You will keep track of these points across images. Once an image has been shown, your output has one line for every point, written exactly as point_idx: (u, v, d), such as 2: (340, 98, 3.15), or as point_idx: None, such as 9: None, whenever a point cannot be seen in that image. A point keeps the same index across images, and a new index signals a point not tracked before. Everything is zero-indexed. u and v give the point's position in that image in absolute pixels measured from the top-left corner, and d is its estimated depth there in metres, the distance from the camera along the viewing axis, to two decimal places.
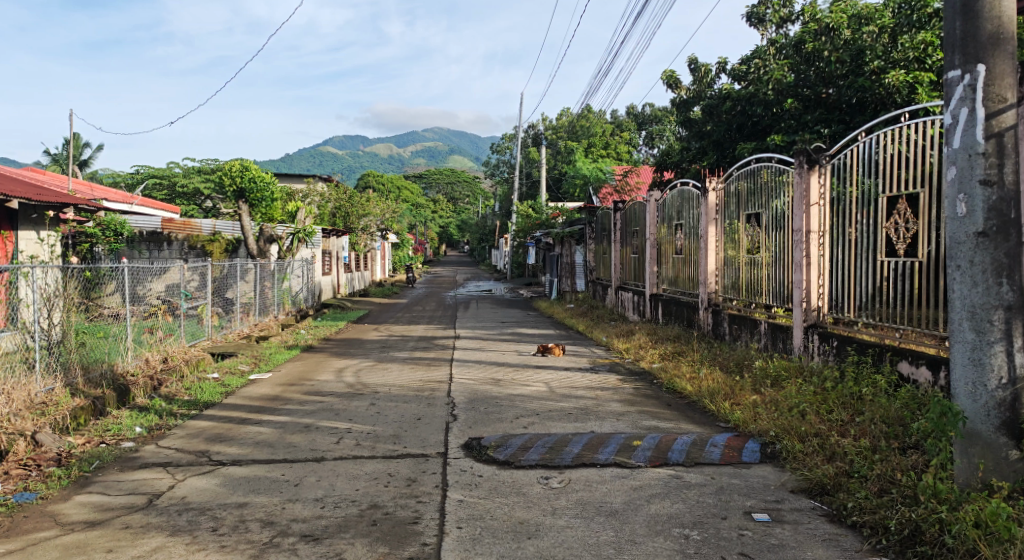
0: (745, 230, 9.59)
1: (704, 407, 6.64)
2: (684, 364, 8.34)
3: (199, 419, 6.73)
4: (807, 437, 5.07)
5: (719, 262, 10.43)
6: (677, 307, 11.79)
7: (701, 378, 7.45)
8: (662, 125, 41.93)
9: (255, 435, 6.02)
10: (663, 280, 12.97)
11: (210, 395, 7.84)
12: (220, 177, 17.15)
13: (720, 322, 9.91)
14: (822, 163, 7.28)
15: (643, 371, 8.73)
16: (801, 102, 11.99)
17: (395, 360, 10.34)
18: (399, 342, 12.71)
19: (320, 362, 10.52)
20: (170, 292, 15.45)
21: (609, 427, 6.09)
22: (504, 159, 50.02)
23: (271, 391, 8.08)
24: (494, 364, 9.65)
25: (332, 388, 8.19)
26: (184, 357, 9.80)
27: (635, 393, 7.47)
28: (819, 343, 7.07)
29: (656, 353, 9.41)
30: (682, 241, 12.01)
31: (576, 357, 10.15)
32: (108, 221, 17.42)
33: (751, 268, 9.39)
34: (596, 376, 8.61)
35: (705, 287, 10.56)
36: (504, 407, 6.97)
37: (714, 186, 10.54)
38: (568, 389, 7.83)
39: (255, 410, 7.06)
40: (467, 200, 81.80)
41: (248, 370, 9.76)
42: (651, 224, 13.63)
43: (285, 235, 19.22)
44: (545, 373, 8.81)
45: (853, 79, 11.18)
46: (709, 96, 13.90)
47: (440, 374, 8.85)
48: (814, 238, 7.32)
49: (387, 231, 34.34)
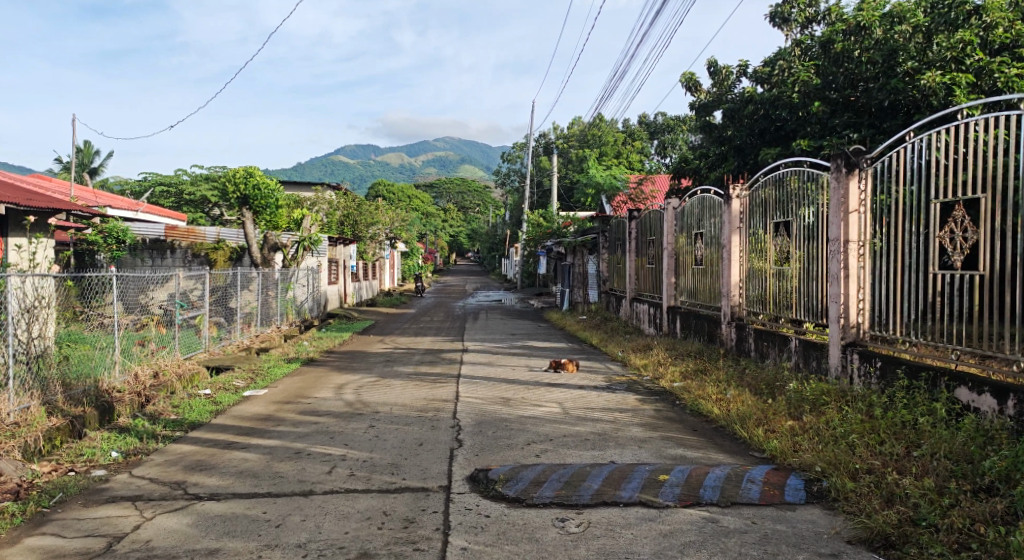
0: (772, 239, 8.99)
1: (733, 434, 6.04)
2: (708, 384, 7.73)
3: (181, 442, 6.19)
4: (859, 474, 4.47)
5: (743, 273, 9.83)
6: (696, 320, 11.19)
7: (730, 400, 6.84)
8: (674, 134, 41.45)
9: (239, 463, 5.46)
10: (682, 292, 12.39)
11: (199, 414, 7.31)
12: (222, 183, 16.62)
13: (744, 337, 9.31)
14: (862, 166, 6.72)
15: (663, 391, 8.14)
16: (828, 105, 11.42)
17: (399, 375, 9.77)
18: (404, 355, 12.16)
19: (320, 377, 9.98)
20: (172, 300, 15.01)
21: (630, 457, 5.49)
22: (514, 168, 49.57)
23: (264, 410, 7.53)
24: (503, 381, 9.06)
25: (330, 407, 7.64)
26: (176, 371, 9.28)
27: (657, 417, 6.88)
28: (860, 363, 6.47)
29: (677, 371, 8.81)
30: (702, 251, 11.42)
31: (590, 374, 9.55)
32: (108, 229, 17.10)
33: (779, 280, 8.78)
34: (613, 396, 8.02)
35: (728, 300, 9.97)
36: (514, 431, 6.39)
37: (738, 193, 9.96)
38: (583, 411, 7.24)
39: (243, 433, 6.51)
40: (478, 209, 81.48)
41: (243, 385, 9.24)
42: (669, 233, 13.05)
43: (290, 243, 18.76)
44: (559, 393, 8.22)
45: (885, 81, 10.58)
46: (730, 100, 13.37)
47: (446, 392, 8.27)
48: (853, 248, 6.74)
49: (396, 239, 33.89)
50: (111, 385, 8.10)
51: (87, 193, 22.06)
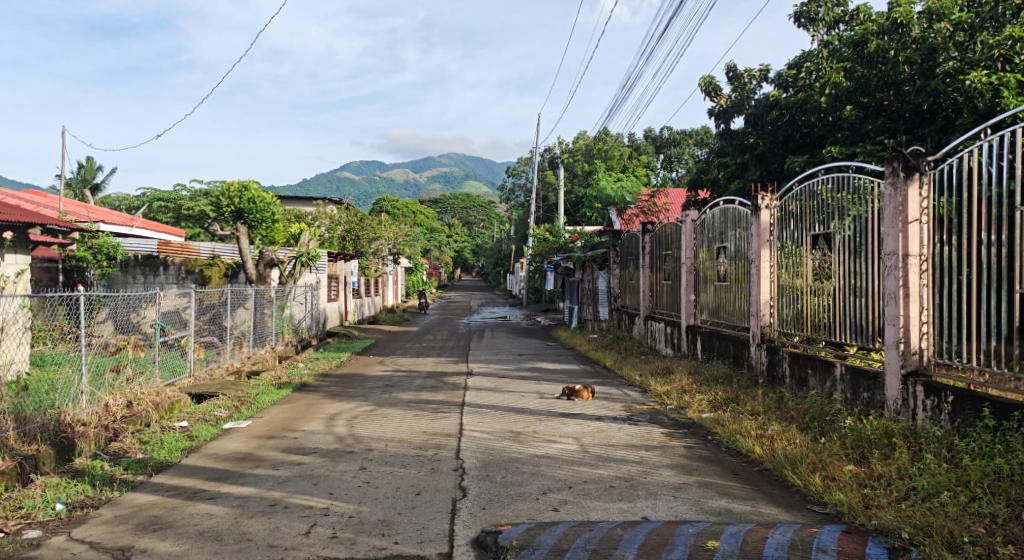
0: (809, 253, 8.13)
1: (783, 481, 5.17)
2: (744, 417, 6.86)
3: (141, 490, 5.34)
4: (960, 546, 3.65)
5: (774, 290, 8.98)
6: (720, 341, 10.32)
7: (773, 438, 5.97)
8: (681, 149, 40.78)
9: (201, 520, 4.60)
10: (703, 310, 11.54)
11: (168, 453, 6.47)
12: (216, 197, 15.85)
13: (777, 361, 8.45)
14: (923, 169, 5.88)
15: (691, 423, 7.29)
16: (860, 109, 10.62)
17: (398, 403, 8.89)
18: (404, 379, 11.29)
19: (311, 405, 9.12)
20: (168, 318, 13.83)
21: (666, 512, 4.62)
22: (520, 183, 48.79)
23: (243, 448, 6.67)
24: (512, 411, 8.18)
25: (318, 443, 6.79)
26: (153, 400, 8.39)
27: (689, 457, 6.01)
28: (927, 396, 5.62)
29: (705, 401, 7.93)
30: (725, 267, 10.58)
31: (608, 402, 8.66)
32: (99, 244, 16.56)
33: (818, 299, 7.94)
34: (636, 430, 7.13)
35: (757, 320, 9.09)
36: (528, 476, 5.52)
37: (767, 203, 9.09)
38: (605, 449, 6.36)
39: (215, 477, 5.66)
40: (483, 224, 80.69)
41: (225, 415, 8.41)
42: (687, 247, 12.22)
43: (287, 259, 17.91)
44: (575, 425, 7.34)
45: (923, 83, 9.72)
46: (753, 106, 12.54)
47: (449, 425, 7.39)
48: (914, 263, 5.92)
49: (400, 255, 33.06)
50: (75, 418, 7.28)
51: (79, 208, 21.30)
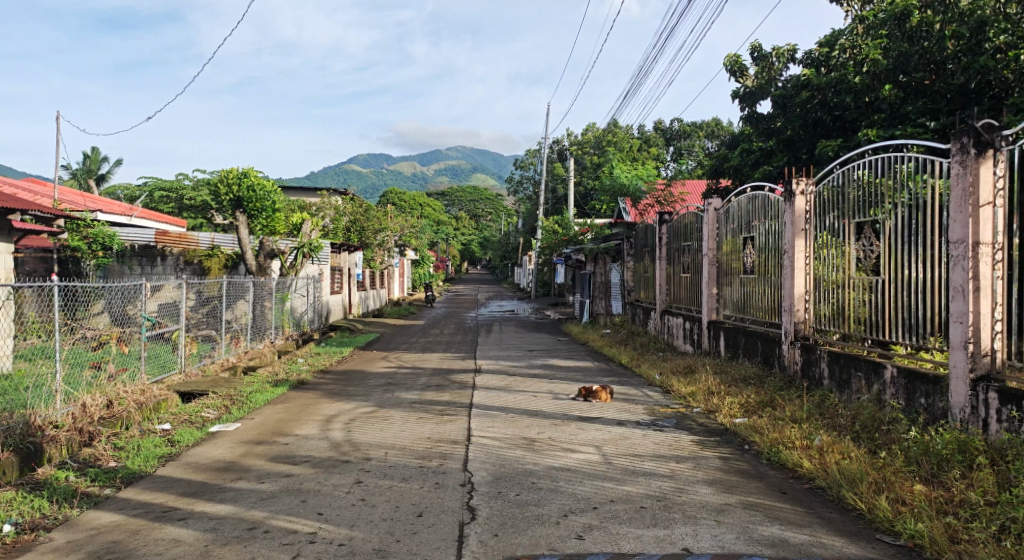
0: (853, 244, 7.41)
1: (842, 503, 4.49)
2: (784, 424, 6.15)
3: (104, 508, 4.68)
4: None
5: (809, 283, 8.26)
6: (747, 339, 9.63)
7: (823, 450, 5.27)
8: (691, 141, 40.00)
9: (166, 549, 3.95)
10: (727, 304, 10.84)
11: (145, 461, 5.83)
12: (214, 185, 15.24)
13: (813, 361, 7.76)
14: (998, 145, 5.18)
15: (722, 430, 6.60)
16: (899, 89, 9.91)
17: (400, 404, 8.21)
18: (408, 376, 10.62)
19: (308, 405, 8.47)
20: (164, 310, 13.09)
21: (710, 543, 3.94)
22: (527, 175, 48.00)
23: (228, 455, 6.02)
24: (524, 414, 7.49)
25: (311, 451, 6.13)
26: (136, 400, 7.74)
27: (726, 471, 5.32)
28: (1003, 405, 4.95)
29: (735, 404, 7.23)
30: (752, 258, 9.88)
31: (628, 404, 7.96)
32: (95, 234, 16.01)
33: (862, 293, 7.23)
34: (662, 437, 6.43)
35: (790, 315, 8.39)
36: (546, 493, 4.84)
37: (802, 188, 8.37)
38: (630, 460, 5.66)
39: (191, 492, 5.01)
40: (490, 217, 80.02)
41: (214, 417, 7.76)
42: (709, 237, 11.50)
43: (288, 250, 17.13)
44: (595, 432, 6.64)
45: (970, 60, 8.97)
46: (781, 86, 11.78)
47: (456, 430, 6.71)
48: (987, 252, 5.23)
49: (406, 247, 32.40)
50: (47, 419, 6.58)
51: (75, 197, 20.64)
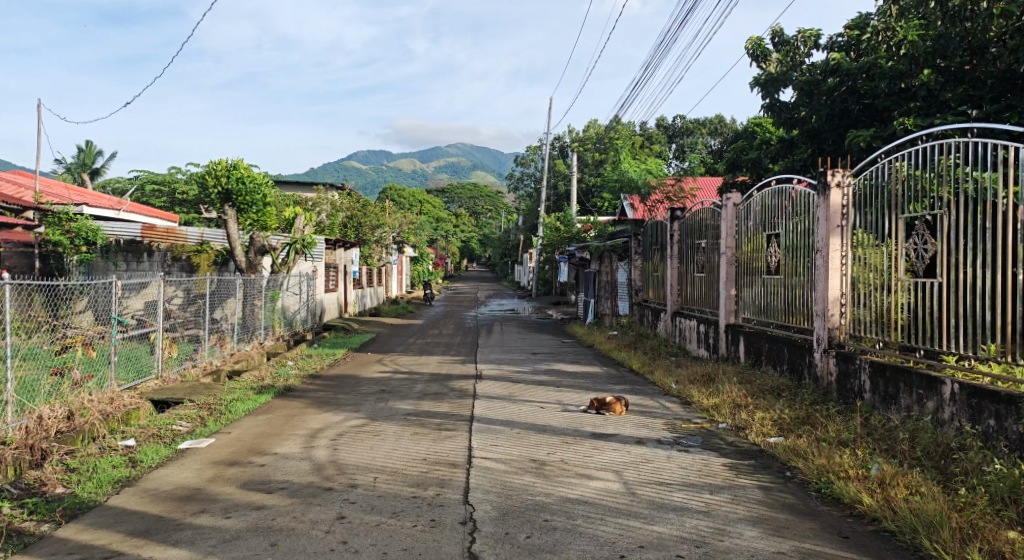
0: (901, 243, 6.64)
1: (920, 553, 3.76)
2: (830, 447, 5.39)
3: (35, 553, 3.95)
4: None
5: (845, 285, 7.49)
6: (771, 346, 8.88)
7: (885, 482, 4.52)
8: (693, 138, 39.11)
9: None
10: (747, 307, 10.09)
11: (97, 487, 5.08)
12: (202, 177, 14.44)
13: (851, 372, 7.00)
14: None
15: (755, 452, 5.82)
16: (938, 74, 9.29)
17: (394, 417, 7.44)
18: (403, 382, 9.83)
19: (292, 416, 7.70)
20: (149, 309, 12.32)
21: None
22: (528, 172, 47.11)
23: (194, 479, 5.26)
24: (531, 429, 6.71)
25: (290, 474, 5.37)
26: (101, 410, 6.96)
27: (770, 505, 4.55)
28: None
29: (767, 420, 6.46)
30: (777, 257, 9.11)
31: (646, 418, 7.20)
32: (77, 229, 14.99)
33: (911, 296, 6.46)
34: (689, 459, 5.65)
35: (823, 321, 7.60)
36: (561, 536, 4.08)
37: (839, 181, 7.58)
38: (657, 491, 4.89)
39: (143, 531, 4.27)
40: (490, 214, 79.25)
41: (186, 430, 7.00)
42: (728, 234, 10.70)
43: (280, 246, 16.26)
44: (613, 453, 5.86)
45: (1019, 41, 8.09)
46: (807, 71, 10.95)
47: (455, 450, 5.93)
48: None
49: (404, 244, 31.56)
50: None
51: (60, 190, 19.85)
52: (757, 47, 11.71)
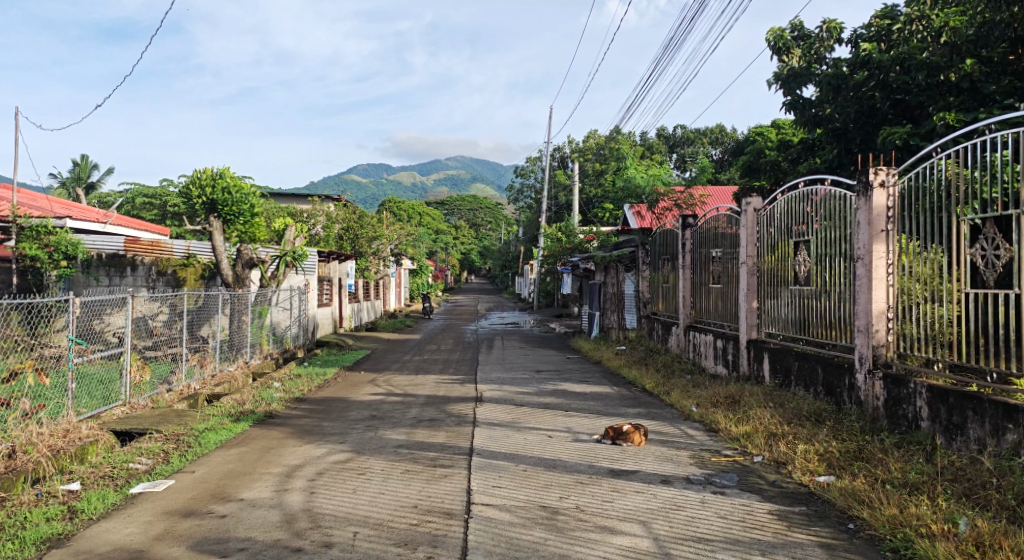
0: (961, 250, 5.77)
1: None
2: (900, 492, 4.52)
3: None
4: None
5: (891, 297, 6.61)
6: (802, 365, 7.99)
7: (984, 545, 3.67)
8: (695, 148, 38.27)
9: None
10: (772, 321, 9.20)
11: (15, 549, 4.20)
12: (186, 187, 13.62)
13: (904, 397, 6.13)
14: None
15: (804, 495, 4.94)
16: (980, 65, 8.51)
17: (383, 450, 6.56)
18: (396, 407, 8.94)
19: (268, 449, 6.81)
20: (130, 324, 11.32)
21: None
22: (527, 183, 46.34)
23: (137, 537, 4.39)
24: (539, 465, 5.84)
25: (253, 529, 4.50)
26: (49, 446, 6.08)
27: None
28: None
29: (812, 455, 5.58)
30: (807, 266, 8.24)
31: (669, 451, 6.32)
32: (56, 243, 13.74)
33: (977, 310, 5.59)
34: (728, 506, 4.77)
35: (866, 337, 6.71)
36: None
37: (882, 180, 6.71)
38: (696, 551, 4.01)
39: None
40: (490, 227, 78.59)
41: (145, 468, 6.12)
42: (749, 242, 9.83)
43: (269, 259, 15.34)
44: (636, 497, 4.98)
45: None
46: (831, 66, 10.13)
47: (451, 494, 5.06)
48: None
49: (403, 256, 30.73)
50: None
51: (44, 203, 19.08)
52: (775, 41, 10.94)
